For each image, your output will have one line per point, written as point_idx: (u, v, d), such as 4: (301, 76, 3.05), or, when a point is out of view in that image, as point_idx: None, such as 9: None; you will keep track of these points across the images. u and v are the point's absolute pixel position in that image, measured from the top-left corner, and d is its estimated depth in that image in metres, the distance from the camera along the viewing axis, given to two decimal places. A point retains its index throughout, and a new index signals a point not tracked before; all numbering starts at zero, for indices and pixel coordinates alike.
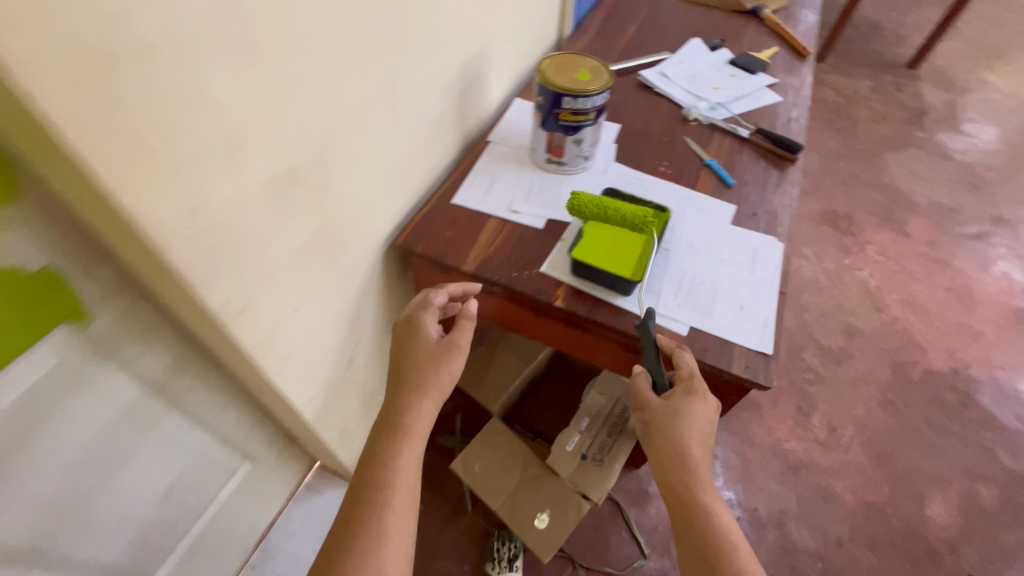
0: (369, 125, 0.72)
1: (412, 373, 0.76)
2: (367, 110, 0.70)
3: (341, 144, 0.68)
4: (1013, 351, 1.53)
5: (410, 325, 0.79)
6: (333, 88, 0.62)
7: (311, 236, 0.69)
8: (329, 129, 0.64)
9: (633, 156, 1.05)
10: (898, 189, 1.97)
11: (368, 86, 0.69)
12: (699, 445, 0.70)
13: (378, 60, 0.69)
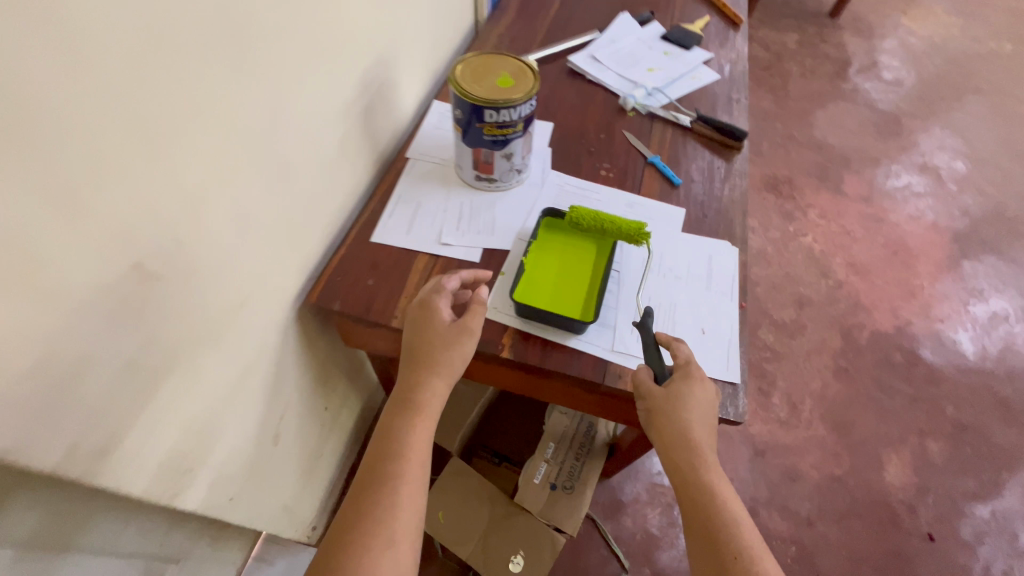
0: (246, 183, 0.59)
1: (424, 364, 0.67)
2: (239, 166, 0.57)
3: (212, 216, 0.55)
4: (949, 300, 1.58)
5: (422, 309, 0.70)
6: (185, 157, 0.49)
7: (195, 332, 0.56)
8: (191, 204, 0.51)
9: (571, 161, 0.95)
10: (833, 145, 1.96)
11: (235, 138, 0.55)
12: (704, 426, 0.64)
13: (242, 104, 0.55)
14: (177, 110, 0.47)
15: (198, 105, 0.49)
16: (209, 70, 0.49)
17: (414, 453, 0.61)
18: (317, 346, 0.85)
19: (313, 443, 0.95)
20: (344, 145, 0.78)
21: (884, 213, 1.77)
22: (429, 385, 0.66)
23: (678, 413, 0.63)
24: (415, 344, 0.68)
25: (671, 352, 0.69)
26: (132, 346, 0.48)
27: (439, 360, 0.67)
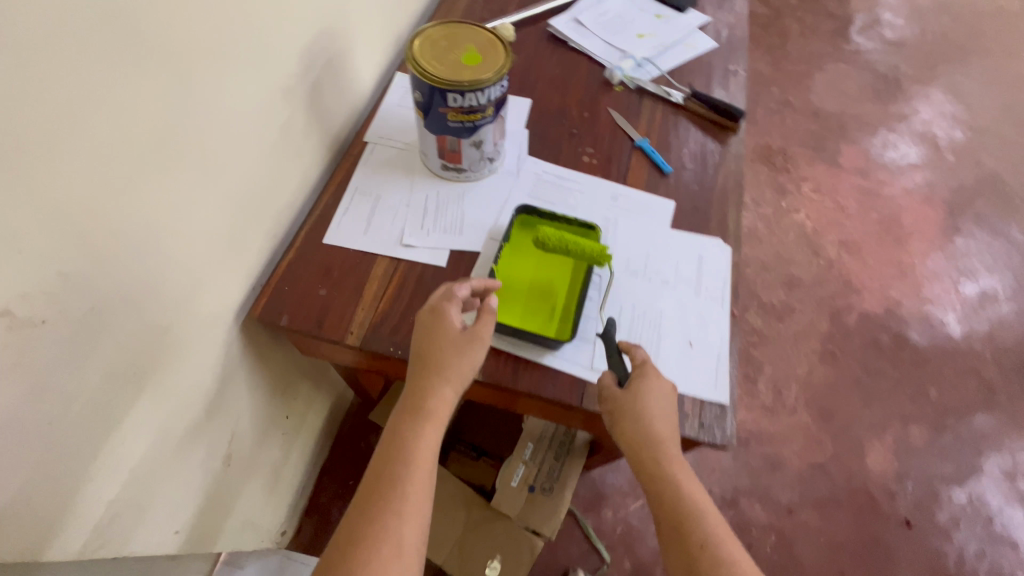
0: (152, 196, 0.50)
1: (434, 374, 0.57)
2: (139, 179, 0.48)
3: (107, 241, 0.46)
4: (941, 278, 1.54)
5: (434, 311, 0.61)
6: (47, 180, 0.40)
7: (103, 372, 0.49)
8: (71, 233, 0.43)
9: (550, 144, 0.86)
10: (832, 111, 1.85)
11: (128, 147, 0.46)
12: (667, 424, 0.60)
13: (131, 106, 0.46)
14: (23, 125, 0.38)
15: (57, 114, 0.40)
16: (68, 69, 0.40)
17: (420, 479, 0.51)
18: (271, 357, 0.79)
19: (275, 453, 0.90)
20: (287, 136, 0.69)
21: (880, 186, 1.69)
22: (439, 398, 0.56)
23: (636, 408, 0.59)
24: (424, 350, 0.59)
25: (630, 358, 0.64)
26: (11, 405, 0.41)
27: (451, 368, 0.58)
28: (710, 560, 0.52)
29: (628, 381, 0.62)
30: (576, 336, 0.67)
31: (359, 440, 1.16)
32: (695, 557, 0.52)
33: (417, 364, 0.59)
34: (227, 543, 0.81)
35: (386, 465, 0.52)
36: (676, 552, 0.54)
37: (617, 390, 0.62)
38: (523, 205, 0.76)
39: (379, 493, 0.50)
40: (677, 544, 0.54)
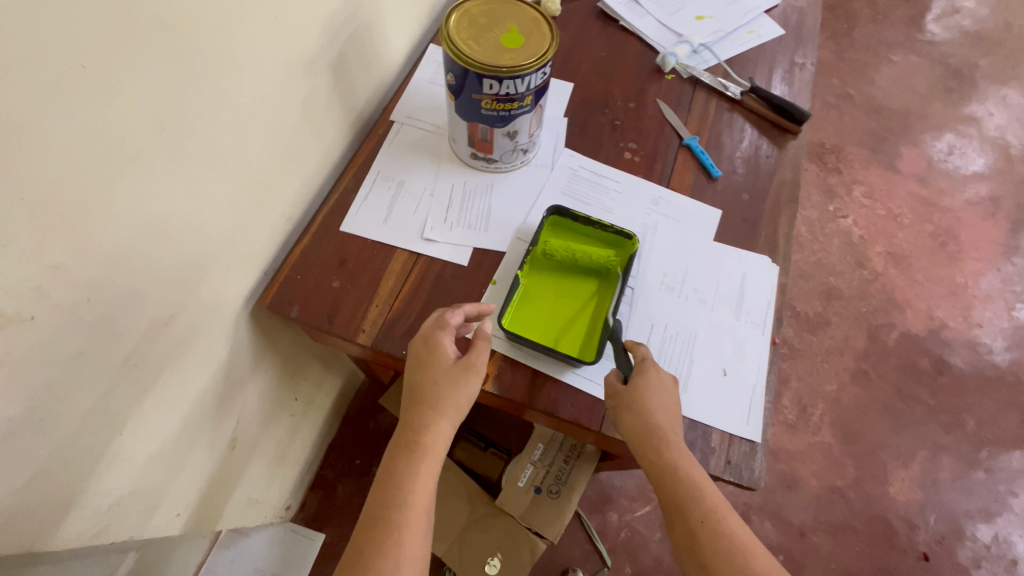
0: (155, 188, 0.46)
1: (427, 406, 0.54)
2: (142, 170, 0.44)
3: (107, 237, 0.43)
4: (995, 302, 1.43)
5: (427, 342, 0.58)
6: (43, 171, 0.36)
7: (103, 372, 0.47)
8: (68, 229, 0.39)
9: (589, 135, 0.79)
10: (896, 108, 1.70)
11: (129, 136, 0.42)
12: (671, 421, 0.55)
13: (132, 89, 0.41)
14: (11, 111, 0.34)
15: (57, 98, 0.36)
16: (64, 46, 0.35)
17: (416, 521, 0.49)
18: (280, 342, 0.76)
19: (281, 434, 0.89)
20: (303, 119, 0.64)
21: (939, 195, 1.57)
22: (435, 432, 0.53)
23: (637, 399, 0.55)
24: (418, 383, 0.56)
25: (632, 355, 0.60)
26: (7, 409, 0.39)
27: (446, 399, 0.54)
28: (712, 539, 0.49)
29: (629, 377, 0.58)
30: (601, 357, 0.63)
31: (368, 420, 1.15)
32: (697, 534, 0.50)
33: (410, 397, 0.56)
34: (230, 521, 0.82)
35: (380, 507, 0.49)
36: (679, 531, 0.51)
37: (620, 386, 0.58)
38: (554, 207, 0.70)
39: (373, 538, 0.47)
40: (680, 524, 0.51)
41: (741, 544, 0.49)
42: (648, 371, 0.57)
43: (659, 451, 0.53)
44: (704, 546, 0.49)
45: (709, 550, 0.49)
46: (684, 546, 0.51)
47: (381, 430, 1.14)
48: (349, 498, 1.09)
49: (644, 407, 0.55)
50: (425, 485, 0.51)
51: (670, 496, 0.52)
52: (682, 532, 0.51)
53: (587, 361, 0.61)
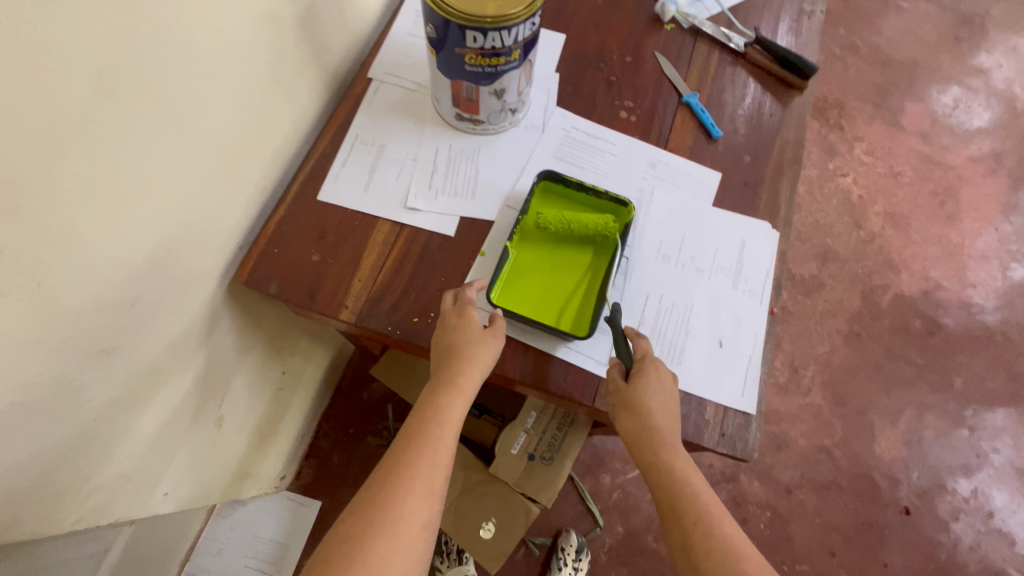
0: (108, 162, 0.42)
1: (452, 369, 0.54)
2: (90, 142, 0.40)
3: (58, 219, 0.39)
4: (989, 261, 1.41)
5: (462, 312, 0.57)
6: None
7: (73, 358, 0.44)
8: (9, 210, 0.35)
9: (582, 92, 0.74)
10: (903, 60, 1.62)
11: (67, 103, 0.37)
12: (667, 418, 0.55)
13: (65, 49, 0.36)
14: None
15: None
16: None
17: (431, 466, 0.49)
18: (263, 317, 0.74)
19: (271, 408, 0.88)
20: (271, 77, 0.59)
21: (941, 152, 1.52)
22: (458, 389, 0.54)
23: (634, 400, 0.54)
24: (449, 350, 0.55)
25: (633, 346, 0.58)
26: None
27: (477, 361, 0.55)
28: (706, 539, 0.48)
29: (632, 371, 0.57)
30: (594, 331, 0.61)
31: (360, 390, 1.14)
32: (692, 537, 0.48)
33: (438, 361, 0.56)
34: (218, 496, 0.81)
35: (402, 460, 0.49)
36: (673, 532, 0.50)
37: (623, 383, 0.56)
38: (545, 174, 0.67)
39: (394, 487, 0.47)
40: (674, 526, 0.50)
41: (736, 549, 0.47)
42: (647, 370, 0.56)
43: (657, 453, 0.53)
44: (698, 545, 0.48)
45: (703, 549, 0.48)
46: (680, 548, 0.49)
47: (373, 399, 1.14)
48: (345, 465, 1.10)
49: (642, 404, 0.54)
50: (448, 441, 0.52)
51: (666, 500, 0.51)
52: (678, 535, 0.50)
53: (579, 336, 0.60)
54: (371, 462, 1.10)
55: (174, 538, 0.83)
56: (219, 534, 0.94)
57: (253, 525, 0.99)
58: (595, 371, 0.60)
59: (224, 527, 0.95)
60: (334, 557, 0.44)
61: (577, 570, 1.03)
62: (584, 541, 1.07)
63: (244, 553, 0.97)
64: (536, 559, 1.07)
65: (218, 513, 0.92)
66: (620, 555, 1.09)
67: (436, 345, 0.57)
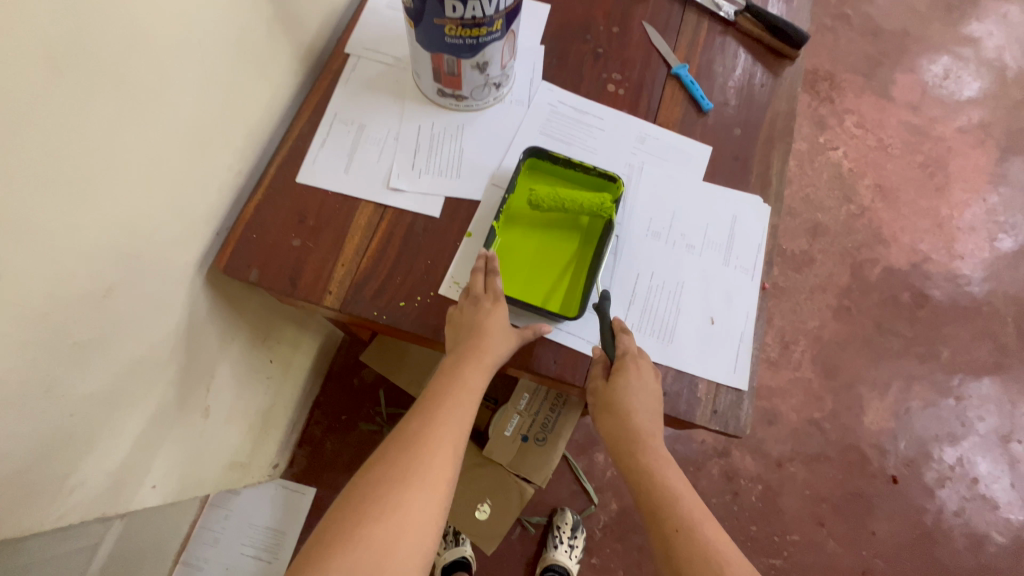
0: (67, 145, 0.40)
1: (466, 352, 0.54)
2: (45, 124, 0.37)
3: (14, 205, 0.37)
4: (977, 233, 1.42)
5: (496, 300, 0.56)
6: None
7: (43, 349, 0.42)
8: None
9: (568, 66, 0.72)
10: (894, 30, 1.59)
11: (18, 78, 0.35)
12: (648, 418, 0.55)
13: (13, 17, 0.34)
14: None
15: None
16: None
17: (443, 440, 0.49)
18: (245, 305, 0.72)
19: (261, 397, 0.86)
20: (239, 54, 0.56)
21: (931, 124, 1.51)
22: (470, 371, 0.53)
23: (613, 402, 0.55)
24: (477, 331, 0.55)
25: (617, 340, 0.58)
26: None
27: (491, 344, 0.54)
28: (686, 544, 0.48)
29: (615, 364, 0.56)
30: (585, 311, 0.60)
31: (351, 376, 1.13)
32: (672, 543, 0.49)
33: (458, 336, 0.56)
34: (208, 487, 0.80)
35: (425, 422, 0.50)
36: (655, 538, 0.50)
37: (602, 381, 0.57)
38: (532, 151, 0.64)
39: (409, 454, 0.47)
40: (653, 529, 0.50)
41: (717, 552, 0.47)
42: (627, 367, 0.55)
43: (635, 455, 0.54)
44: (679, 550, 0.48)
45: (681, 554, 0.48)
46: (660, 553, 0.49)
47: (364, 385, 1.13)
48: (338, 452, 1.09)
49: (620, 405, 0.54)
50: (467, 406, 0.52)
51: (647, 503, 0.52)
52: (658, 540, 0.50)
53: (569, 317, 0.59)
54: (364, 447, 1.09)
55: (164, 529, 0.82)
56: (213, 524, 0.97)
57: (247, 514, 1.01)
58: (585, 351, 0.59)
59: (218, 515, 0.98)
60: (353, 507, 0.44)
61: (573, 547, 1.04)
62: (579, 519, 1.08)
63: (240, 541, 0.99)
64: (532, 538, 1.09)
65: (211, 502, 0.97)
66: (614, 532, 1.10)
67: (458, 324, 0.56)
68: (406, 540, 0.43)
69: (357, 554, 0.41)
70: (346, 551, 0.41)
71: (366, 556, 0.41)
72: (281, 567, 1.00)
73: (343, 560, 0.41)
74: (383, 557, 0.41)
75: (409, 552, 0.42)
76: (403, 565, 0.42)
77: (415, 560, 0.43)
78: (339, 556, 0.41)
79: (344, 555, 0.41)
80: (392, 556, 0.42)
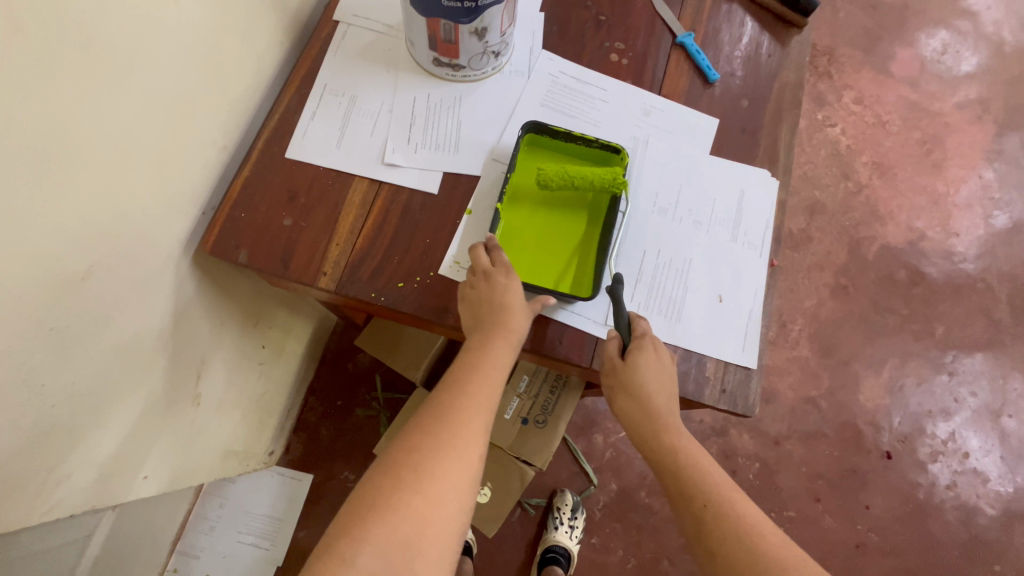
0: (33, 114, 0.36)
1: (491, 327, 0.52)
2: (8, 91, 0.34)
3: None
4: (973, 210, 1.41)
5: (508, 273, 0.54)
6: None
7: (20, 335, 0.39)
8: None
9: (570, 34, 0.68)
10: (894, 2, 1.56)
11: None
12: (666, 397, 0.53)
13: None
14: None
15: None
16: None
17: (474, 415, 0.47)
18: (235, 289, 0.69)
19: (254, 384, 0.84)
20: (219, 21, 0.52)
21: (929, 100, 1.49)
22: (498, 346, 0.51)
23: (630, 383, 0.53)
24: (497, 307, 0.52)
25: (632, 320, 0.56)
26: None
27: (514, 323, 0.53)
28: (718, 521, 0.46)
29: (630, 346, 0.55)
30: (597, 292, 0.58)
31: (346, 361, 1.11)
32: (703, 523, 0.47)
33: (478, 314, 0.53)
34: (202, 476, 0.78)
35: (457, 391, 0.48)
36: (685, 518, 0.48)
37: (619, 360, 0.54)
38: (531, 126, 0.62)
39: (439, 425, 0.45)
40: (684, 509, 0.49)
41: (749, 528, 0.46)
42: (646, 349, 0.54)
43: (657, 437, 0.52)
44: (711, 529, 0.46)
45: (720, 534, 0.46)
46: (692, 532, 0.48)
47: (360, 369, 1.11)
48: (334, 438, 1.07)
49: (639, 387, 0.53)
50: (498, 377, 0.50)
51: (674, 483, 0.50)
52: (689, 520, 0.48)
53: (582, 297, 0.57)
54: (361, 433, 1.08)
55: (158, 519, 0.81)
56: (209, 512, 0.97)
57: (243, 501, 1.00)
58: (593, 333, 0.58)
59: (213, 505, 0.97)
60: (389, 474, 0.42)
61: (573, 528, 1.03)
62: (579, 500, 1.08)
63: (236, 530, 0.98)
64: (532, 519, 1.08)
65: (204, 493, 0.97)
66: (614, 512, 1.10)
67: (472, 305, 0.54)
68: (445, 510, 0.41)
69: (395, 523, 0.39)
70: (380, 523, 0.39)
71: (404, 526, 0.39)
72: (279, 555, 0.99)
73: (381, 528, 0.39)
74: (421, 526, 0.40)
75: (447, 522, 0.41)
76: (440, 534, 0.40)
77: (451, 529, 0.41)
78: (376, 525, 0.39)
79: (381, 524, 0.39)
80: (430, 526, 0.40)
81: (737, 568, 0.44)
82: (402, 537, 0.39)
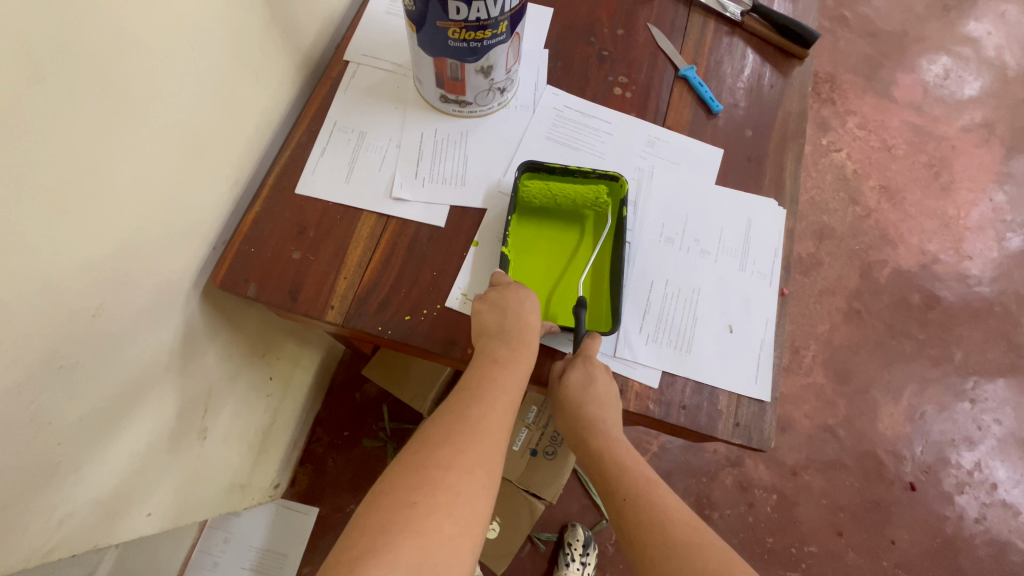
0: (49, 158, 0.37)
1: (509, 344, 0.52)
2: (27, 136, 0.35)
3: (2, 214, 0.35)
4: (985, 232, 1.40)
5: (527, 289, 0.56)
6: None
7: (27, 368, 0.39)
8: None
9: (574, 69, 0.70)
10: (893, 30, 1.58)
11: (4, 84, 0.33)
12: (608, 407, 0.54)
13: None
14: None
15: None
16: None
17: (491, 432, 0.47)
18: (244, 321, 0.69)
19: (261, 417, 0.83)
20: (231, 60, 0.53)
21: (934, 124, 1.50)
22: (516, 366, 0.52)
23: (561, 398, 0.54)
24: (523, 323, 0.53)
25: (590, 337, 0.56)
26: None
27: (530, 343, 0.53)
28: (635, 507, 0.48)
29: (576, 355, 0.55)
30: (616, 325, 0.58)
31: (353, 391, 1.10)
32: (621, 510, 0.49)
33: (504, 323, 0.53)
34: (207, 513, 0.76)
35: (478, 409, 0.48)
36: (609, 506, 0.51)
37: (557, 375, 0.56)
38: (527, 164, 0.62)
39: (459, 443, 0.45)
40: (610, 500, 0.51)
41: (661, 512, 0.47)
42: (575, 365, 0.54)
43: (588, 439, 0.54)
44: (628, 514, 0.48)
45: (637, 519, 0.47)
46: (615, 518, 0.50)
47: (367, 400, 1.10)
48: (340, 471, 1.06)
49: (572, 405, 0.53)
50: (514, 396, 0.50)
51: (600, 476, 0.52)
52: (613, 510, 0.50)
53: (602, 331, 0.57)
54: (368, 465, 1.06)
55: (159, 557, 0.79)
56: (212, 548, 0.93)
57: (246, 535, 0.97)
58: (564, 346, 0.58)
59: (217, 538, 0.94)
60: (415, 493, 0.41)
61: (585, 564, 1.00)
62: (591, 535, 1.04)
63: (238, 566, 0.94)
64: (543, 555, 1.05)
65: (211, 527, 0.93)
66: None
67: (498, 307, 0.54)
68: (472, 537, 0.41)
69: (428, 547, 0.38)
70: (416, 541, 0.38)
71: (439, 550, 0.38)
72: None
73: (415, 552, 0.38)
74: (453, 552, 0.39)
75: (473, 548, 0.41)
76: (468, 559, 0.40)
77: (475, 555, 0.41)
78: (408, 547, 0.38)
79: (413, 546, 0.38)
80: (460, 553, 0.39)
81: (646, 549, 0.46)
82: (434, 563, 0.38)
